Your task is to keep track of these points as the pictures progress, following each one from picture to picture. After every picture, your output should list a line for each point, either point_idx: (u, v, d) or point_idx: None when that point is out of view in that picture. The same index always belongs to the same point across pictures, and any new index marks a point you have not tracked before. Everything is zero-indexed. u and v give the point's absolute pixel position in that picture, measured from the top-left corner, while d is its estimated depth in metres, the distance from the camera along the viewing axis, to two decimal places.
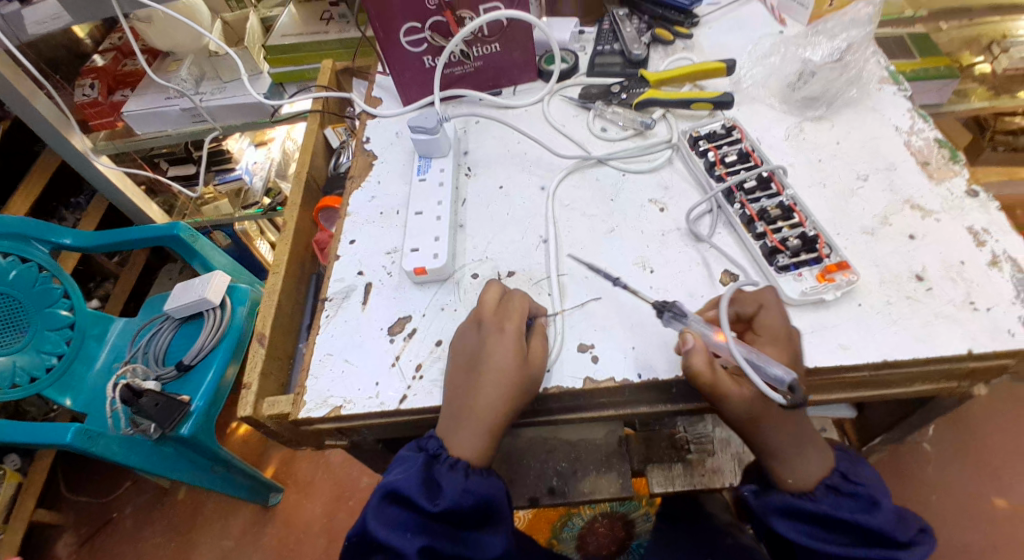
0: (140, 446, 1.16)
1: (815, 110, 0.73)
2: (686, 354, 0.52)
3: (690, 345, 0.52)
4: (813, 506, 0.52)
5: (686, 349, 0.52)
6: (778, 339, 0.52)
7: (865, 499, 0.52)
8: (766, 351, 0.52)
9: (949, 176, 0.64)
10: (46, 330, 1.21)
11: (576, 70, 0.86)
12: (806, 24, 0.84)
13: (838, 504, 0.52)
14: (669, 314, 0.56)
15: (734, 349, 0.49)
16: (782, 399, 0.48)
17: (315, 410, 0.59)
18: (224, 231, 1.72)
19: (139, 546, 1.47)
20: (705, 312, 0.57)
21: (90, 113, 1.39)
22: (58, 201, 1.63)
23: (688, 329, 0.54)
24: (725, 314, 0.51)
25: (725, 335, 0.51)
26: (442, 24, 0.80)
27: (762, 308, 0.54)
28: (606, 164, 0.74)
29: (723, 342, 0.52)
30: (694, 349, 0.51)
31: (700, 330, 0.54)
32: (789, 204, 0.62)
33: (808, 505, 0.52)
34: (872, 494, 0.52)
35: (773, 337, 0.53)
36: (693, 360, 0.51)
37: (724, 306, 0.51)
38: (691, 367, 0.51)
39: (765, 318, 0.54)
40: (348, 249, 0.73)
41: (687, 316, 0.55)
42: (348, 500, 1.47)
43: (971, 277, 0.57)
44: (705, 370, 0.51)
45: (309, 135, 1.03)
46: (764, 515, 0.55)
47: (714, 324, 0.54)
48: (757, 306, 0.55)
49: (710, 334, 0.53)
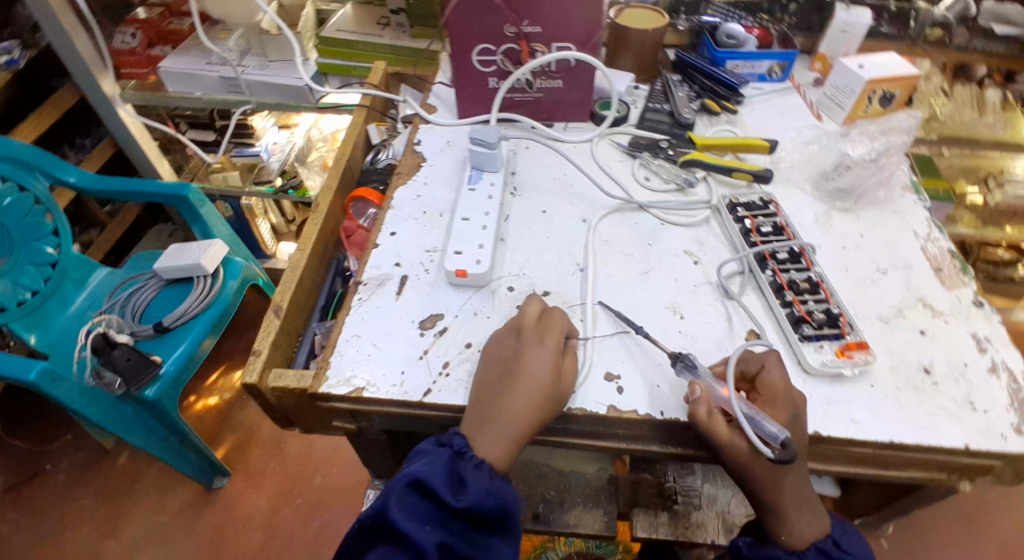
0: (102, 401, 1.08)
1: (843, 202, 0.79)
2: (692, 402, 0.54)
3: (695, 394, 0.54)
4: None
5: (692, 398, 0.54)
6: (776, 399, 0.55)
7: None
8: (767, 410, 0.54)
9: (959, 285, 0.69)
10: (28, 264, 1.15)
11: (626, 121, 0.91)
12: (840, 124, 0.92)
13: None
14: (681, 364, 0.58)
15: (735, 404, 0.52)
16: (770, 452, 0.50)
17: (336, 387, 0.60)
18: (229, 202, 1.67)
19: (71, 505, 1.35)
20: (716, 366, 0.59)
21: (125, 60, 1.35)
22: (65, 139, 1.52)
23: (696, 379, 0.56)
24: (732, 370, 0.53)
25: (729, 390, 0.53)
26: (515, 51, 0.84)
27: (763, 369, 0.57)
28: (647, 211, 0.78)
29: (726, 396, 0.54)
30: (700, 399, 0.54)
31: (708, 383, 0.56)
32: (816, 280, 0.67)
33: None
34: None
35: (771, 398, 0.55)
36: (697, 408, 0.54)
37: (732, 362, 0.53)
38: (695, 415, 0.54)
39: (765, 379, 0.56)
40: (388, 239, 0.74)
41: (698, 369, 0.57)
42: (295, 499, 1.37)
43: (972, 379, 0.61)
44: (703, 418, 0.53)
45: (353, 127, 1.04)
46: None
47: (723, 379, 0.56)
48: (759, 367, 0.57)
49: (717, 387, 0.55)
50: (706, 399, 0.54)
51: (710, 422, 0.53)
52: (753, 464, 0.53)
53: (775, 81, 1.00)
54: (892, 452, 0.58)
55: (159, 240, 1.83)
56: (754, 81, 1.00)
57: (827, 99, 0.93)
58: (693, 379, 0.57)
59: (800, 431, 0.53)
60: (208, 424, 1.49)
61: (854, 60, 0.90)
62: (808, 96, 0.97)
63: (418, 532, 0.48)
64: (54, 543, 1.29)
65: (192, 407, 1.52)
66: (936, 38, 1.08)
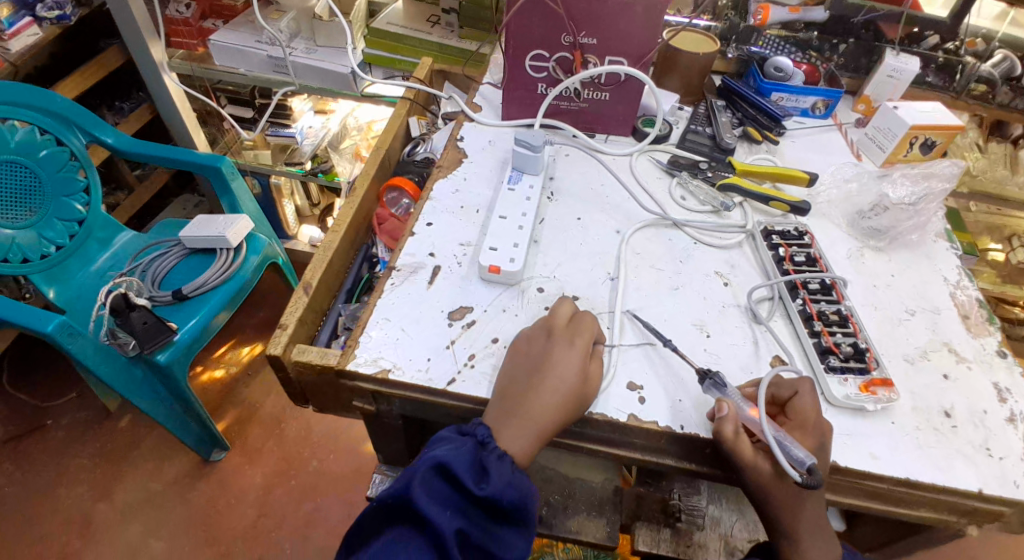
0: (115, 360, 1.10)
1: (877, 241, 0.79)
2: (719, 419, 0.55)
3: (723, 411, 0.55)
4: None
5: (719, 415, 0.56)
6: (805, 425, 0.55)
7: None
8: (796, 435, 0.55)
9: (984, 334, 0.70)
10: (56, 219, 1.16)
11: (667, 140, 0.93)
12: (878, 166, 0.92)
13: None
14: (709, 381, 0.59)
15: (764, 424, 0.53)
16: (798, 476, 0.50)
17: (363, 366, 0.61)
18: (259, 178, 1.69)
19: (69, 459, 1.36)
20: (745, 387, 0.60)
21: (176, 29, 1.40)
22: (103, 101, 1.56)
23: (725, 397, 0.58)
24: (762, 392, 0.54)
25: (758, 411, 0.54)
26: (567, 60, 0.85)
27: (796, 395, 0.58)
28: (681, 229, 0.79)
29: (755, 417, 0.55)
30: (727, 416, 0.55)
31: (737, 404, 0.57)
32: (846, 313, 0.67)
33: None
34: None
35: (800, 423, 0.55)
36: (723, 425, 0.55)
37: (763, 385, 0.54)
38: (720, 432, 0.55)
39: (797, 404, 0.57)
40: (423, 229, 0.75)
41: (726, 387, 0.59)
42: (290, 480, 1.38)
43: (990, 427, 0.61)
44: (730, 436, 0.54)
45: (395, 118, 1.06)
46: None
47: (753, 402, 0.58)
48: (792, 392, 0.58)
49: (745, 408, 0.57)
50: (733, 417, 0.55)
51: (735, 442, 0.54)
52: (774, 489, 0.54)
53: (817, 117, 1.01)
54: (906, 489, 0.58)
55: (185, 209, 1.85)
56: (796, 115, 1.01)
57: (869, 140, 0.94)
58: (721, 398, 0.58)
59: (825, 461, 0.54)
60: (213, 396, 1.50)
61: (899, 105, 0.90)
62: (849, 135, 0.97)
63: (439, 516, 0.49)
64: (50, 497, 1.30)
65: (198, 378, 1.53)
66: (980, 93, 1.09)
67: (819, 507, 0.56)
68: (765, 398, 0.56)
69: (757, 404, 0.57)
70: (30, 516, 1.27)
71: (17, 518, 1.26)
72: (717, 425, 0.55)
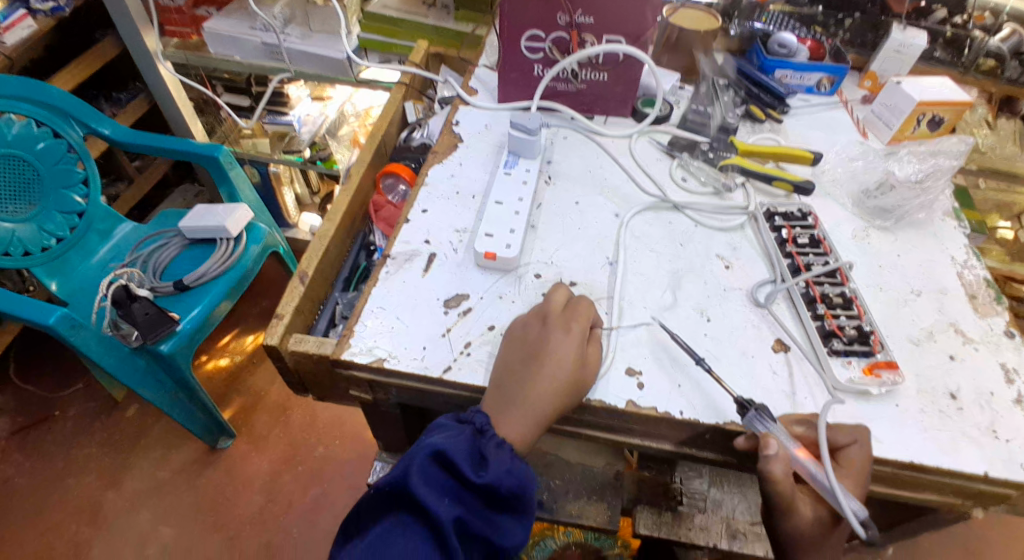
0: (117, 351, 1.10)
1: (883, 220, 0.77)
2: (768, 460, 0.51)
3: (773, 451, 0.51)
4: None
5: (768, 454, 0.51)
6: (857, 474, 0.53)
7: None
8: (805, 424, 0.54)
9: (992, 314, 0.68)
10: (56, 211, 1.16)
11: (667, 120, 0.90)
12: (885, 144, 0.89)
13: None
14: (753, 414, 0.55)
15: (831, 475, 0.50)
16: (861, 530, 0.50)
17: (358, 355, 0.60)
18: (258, 167, 1.67)
19: (78, 450, 1.37)
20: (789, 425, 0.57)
21: (170, 17, 1.36)
22: (100, 92, 1.54)
23: (770, 432, 0.53)
24: (823, 437, 0.51)
25: (815, 455, 0.52)
26: (564, 41, 0.83)
27: (853, 443, 0.55)
28: (681, 211, 0.77)
29: (806, 460, 0.53)
30: (776, 457, 0.51)
31: (783, 440, 0.53)
32: (850, 296, 0.66)
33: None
34: None
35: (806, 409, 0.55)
36: (771, 465, 0.51)
37: (825, 430, 0.51)
38: (768, 472, 0.52)
39: (847, 454, 0.54)
40: (418, 216, 0.74)
41: (771, 421, 0.54)
42: (297, 466, 1.39)
43: (998, 408, 0.60)
44: (779, 476, 0.52)
45: (391, 102, 1.04)
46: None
47: (795, 440, 0.55)
48: (849, 441, 0.55)
49: (793, 448, 0.53)
50: (784, 458, 0.52)
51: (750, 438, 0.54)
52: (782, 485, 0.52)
53: (822, 95, 0.99)
54: (911, 473, 0.57)
55: (185, 199, 1.84)
56: (801, 93, 0.99)
57: (875, 117, 0.91)
58: (766, 433, 0.54)
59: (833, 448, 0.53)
60: (218, 385, 1.51)
61: (907, 81, 0.87)
62: (854, 112, 0.95)
63: (438, 505, 0.48)
64: (59, 487, 1.31)
65: (203, 366, 1.53)
66: (988, 68, 1.07)
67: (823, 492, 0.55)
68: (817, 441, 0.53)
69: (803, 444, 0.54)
70: (41, 506, 1.28)
71: (29, 508, 1.28)
72: (765, 464, 0.51)
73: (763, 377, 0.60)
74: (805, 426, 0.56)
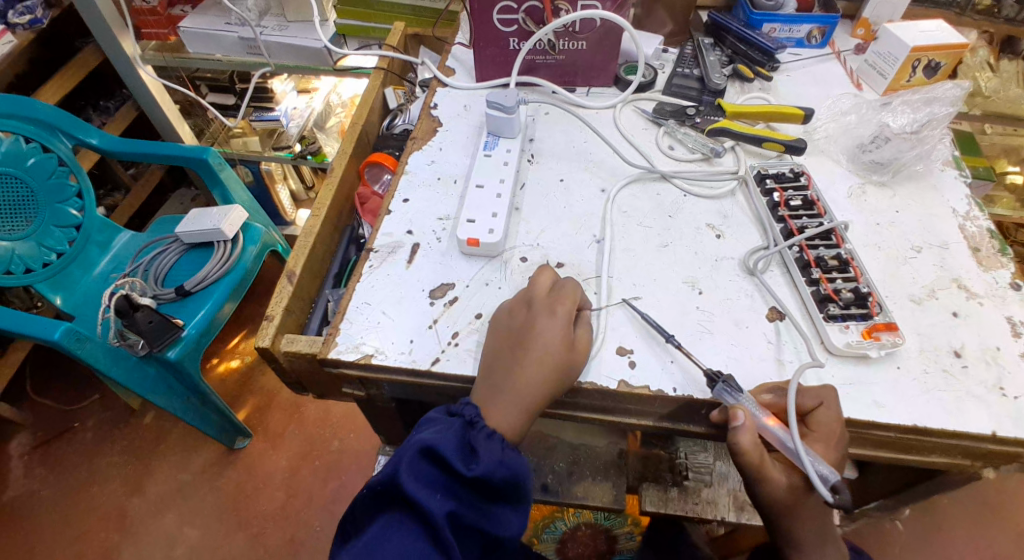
0: (125, 361, 1.10)
1: (879, 175, 0.74)
2: (734, 430, 0.51)
3: (740, 421, 0.50)
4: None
5: (735, 425, 0.51)
6: (829, 439, 0.51)
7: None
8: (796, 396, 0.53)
9: (996, 266, 0.65)
10: (52, 226, 1.14)
11: (652, 86, 0.87)
12: (880, 94, 0.86)
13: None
14: (722, 386, 0.53)
15: (796, 439, 0.48)
16: (829, 496, 0.47)
17: (344, 354, 0.59)
18: (249, 166, 1.65)
19: (100, 459, 1.40)
20: (760, 395, 0.55)
21: (147, 20, 1.32)
22: (87, 102, 1.53)
23: (739, 404, 0.52)
24: (787, 401, 0.50)
25: (782, 421, 0.50)
26: (537, 10, 0.80)
27: (824, 406, 0.53)
28: (669, 181, 0.74)
29: (776, 427, 0.51)
30: (743, 427, 0.50)
31: (752, 410, 0.52)
32: (847, 257, 0.64)
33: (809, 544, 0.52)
34: None
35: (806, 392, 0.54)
36: (739, 437, 0.51)
37: (790, 396, 0.50)
38: (738, 444, 0.51)
39: (821, 416, 0.52)
40: (400, 206, 0.72)
41: (742, 393, 0.53)
42: (314, 460, 1.40)
43: (1004, 364, 0.58)
44: (750, 448, 0.51)
45: (370, 90, 1.01)
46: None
47: (766, 408, 0.53)
48: (816, 403, 0.53)
49: (762, 416, 0.52)
50: (751, 428, 0.51)
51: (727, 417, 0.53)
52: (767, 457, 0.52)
53: (813, 47, 0.95)
54: (915, 437, 0.55)
55: (182, 204, 1.83)
56: (791, 46, 0.95)
57: (868, 67, 0.87)
58: (737, 405, 0.53)
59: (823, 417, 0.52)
60: (230, 387, 1.52)
61: (901, 26, 0.83)
62: (848, 63, 0.91)
63: (429, 500, 0.48)
64: (86, 496, 1.35)
65: (214, 369, 1.55)
66: (984, 8, 1.03)
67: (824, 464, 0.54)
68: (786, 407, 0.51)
69: (776, 413, 0.52)
70: (69, 516, 1.32)
71: (58, 518, 1.32)
72: (732, 436, 0.51)
73: (758, 348, 0.59)
74: (780, 393, 0.54)
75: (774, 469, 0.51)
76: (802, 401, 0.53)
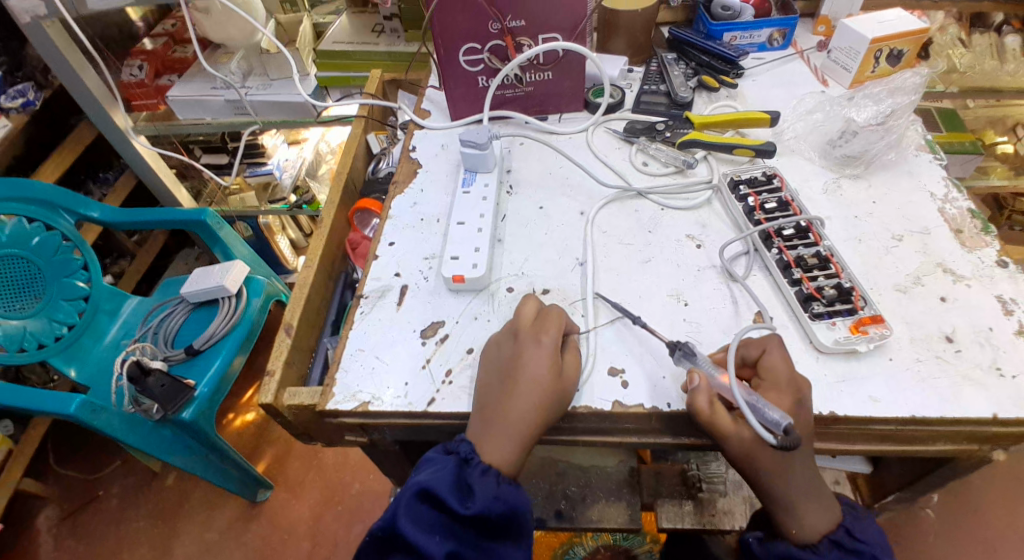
0: (141, 427, 1.11)
1: (854, 168, 0.75)
2: (691, 393, 0.54)
3: (694, 384, 0.54)
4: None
5: (691, 389, 0.54)
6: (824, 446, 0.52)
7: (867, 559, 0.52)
8: (771, 395, 0.53)
9: (981, 246, 0.66)
10: (61, 300, 1.16)
11: (621, 106, 0.89)
12: (847, 88, 0.87)
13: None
14: (680, 353, 0.57)
15: (735, 392, 0.51)
16: (774, 441, 0.49)
17: (342, 403, 0.60)
18: (248, 222, 1.68)
19: (125, 525, 1.41)
20: (715, 353, 0.58)
21: (135, 93, 1.35)
22: (87, 176, 1.58)
23: (695, 366, 0.55)
24: (727, 356, 0.52)
25: (726, 377, 0.52)
26: (500, 48, 0.83)
27: (765, 353, 0.55)
28: (645, 197, 0.76)
29: (726, 383, 0.53)
30: (698, 389, 0.53)
31: (707, 370, 0.55)
32: (826, 254, 0.64)
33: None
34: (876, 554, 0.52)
35: (774, 383, 0.53)
36: (698, 399, 0.53)
37: (727, 349, 0.52)
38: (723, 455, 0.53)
39: (768, 362, 0.54)
40: (386, 250, 0.74)
41: (697, 354, 0.56)
42: (336, 505, 1.40)
43: (999, 344, 0.58)
44: (729, 430, 0.53)
45: (353, 137, 1.02)
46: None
47: (722, 366, 0.55)
48: (761, 351, 0.56)
49: (716, 374, 0.54)
50: (707, 389, 0.53)
51: (713, 415, 0.53)
52: (755, 450, 0.52)
53: (776, 49, 0.97)
54: (915, 427, 0.55)
55: (186, 264, 1.87)
56: (754, 51, 0.97)
57: (832, 62, 0.89)
58: (692, 367, 0.56)
59: (805, 419, 0.52)
60: (247, 440, 1.53)
61: (857, 20, 0.85)
62: (812, 61, 0.93)
63: (427, 542, 0.49)
64: None
65: (231, 424, 1.56)
66: None
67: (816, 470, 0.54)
68: (733, 362, 0.53)
69: (728, 367, 0.54)
70: None
71: None
72: (691, 400, 0.54)
73: None
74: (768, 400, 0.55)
75: (729, 420, 0.53)
76: (748, 351, 0.56)
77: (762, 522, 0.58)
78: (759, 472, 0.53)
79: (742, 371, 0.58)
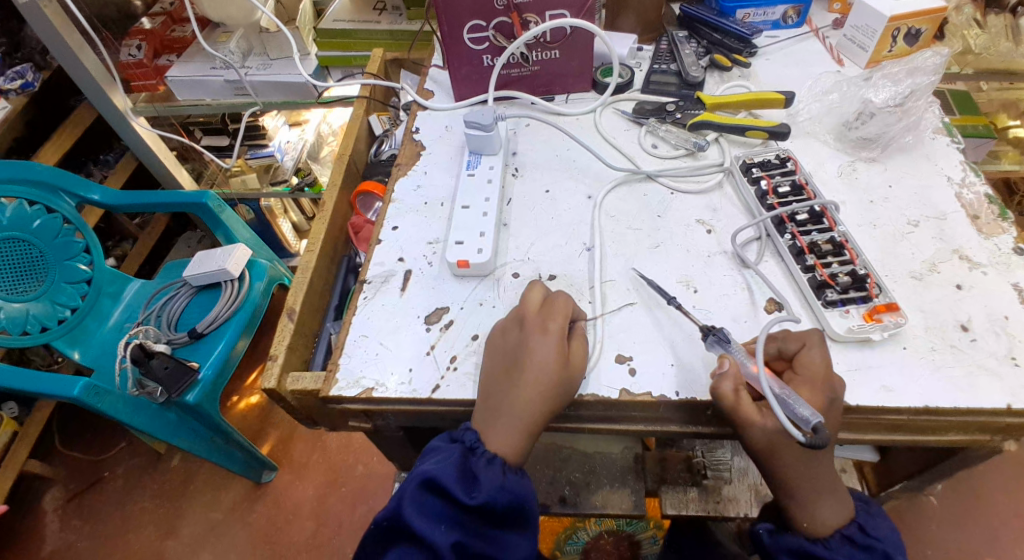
0: (146, 409, 1.11)
1: (869, 151, 0.74)
2: (718, 377, 0.53)
3: (723, 368, 0.53)
4: (824, 554, 0.52)
5: (720, 372, 0.53)
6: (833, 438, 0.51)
7: (878, 552, 0.51)
8: (788, 394, 0.52)
9: (998, 232, 0.64)
10: (64, 283, 1.14)
11: (630, 86, 0.87)
12: (862, 68, 0.85)
13: (852, 555, 0.51)
14: (714, 338, 0.56)
15: (764, 381, 0.50)
16: (800, 436, 0.47)
17: (346, 390, 0.60)
18: (249, 204, 1.67)
19: (132, 506, 1.42)
20: (741, 346, 0.57)
21: (135, 73, 1.32)
22: (86, 157, 1.56)
23: (728, 354, 0.55)
24: (764, 346, 0.51)
25: (759, 366, 0.51)
26: (506, 25, 0.80)
27: (804, 348, 0.54)
28: (655, 180, 0.74)
29: (757, 374, 0.52)
30: (727, 374, 0.53)
31: (740, 359, 0.54)
32: (840, 240, 0.63)
33: (820, 552, 0.52)
34: (886, 548, 0.52)
35: (809, 378, 0.52)
36: (722, 384, 0.53)
37: (765, 339, 0.51)
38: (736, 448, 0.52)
39: (805, 358, 0.53)
40: (389, 234, 0.73)
41: (731, 343, 0.55)
42: (341, 488, 1.41)
43: (1015, 333, 0.56)
44: (755, 419, 0.52)
45: (354, 119, 1.00)
46: (774, 555, 0.54)
47: (755, 357, 0.54)
48: (800, 346, 0.54)
49: (749, 364, 0.53)
50: (735, 376, 0.53)
51: (736, 401, 0.52)
52: (768, 444, 0.51)
53: (789, 28, 0.94)
54: (928, 418, 0.54)
55: (188, 246, 1.86)
56: (767, 30, 0.94)
57: (848, 41, 0.86)
58: (725, 354, 0.55)
59: (819, 415, 0.51)
60: (252, 423, 1.54)
61: None
62: (827, 40, 0.90)
63: (432, 532, 0.48)
64: (121, 545, 1.37)
65: (235, 407, 1.57)
66: None
67: (826, 464, 0.53)
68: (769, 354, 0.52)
69: (761, 360, 0.53)
70: None
71: None
72: (716, 383, 0.53)
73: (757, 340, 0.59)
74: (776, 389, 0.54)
75: (756, 409, 0.52)
76: (786, 345, 0.55)
77: (771, 513, 0.58)
78: (772, 466, 0.52)
79: (775, 364, 0.57)
